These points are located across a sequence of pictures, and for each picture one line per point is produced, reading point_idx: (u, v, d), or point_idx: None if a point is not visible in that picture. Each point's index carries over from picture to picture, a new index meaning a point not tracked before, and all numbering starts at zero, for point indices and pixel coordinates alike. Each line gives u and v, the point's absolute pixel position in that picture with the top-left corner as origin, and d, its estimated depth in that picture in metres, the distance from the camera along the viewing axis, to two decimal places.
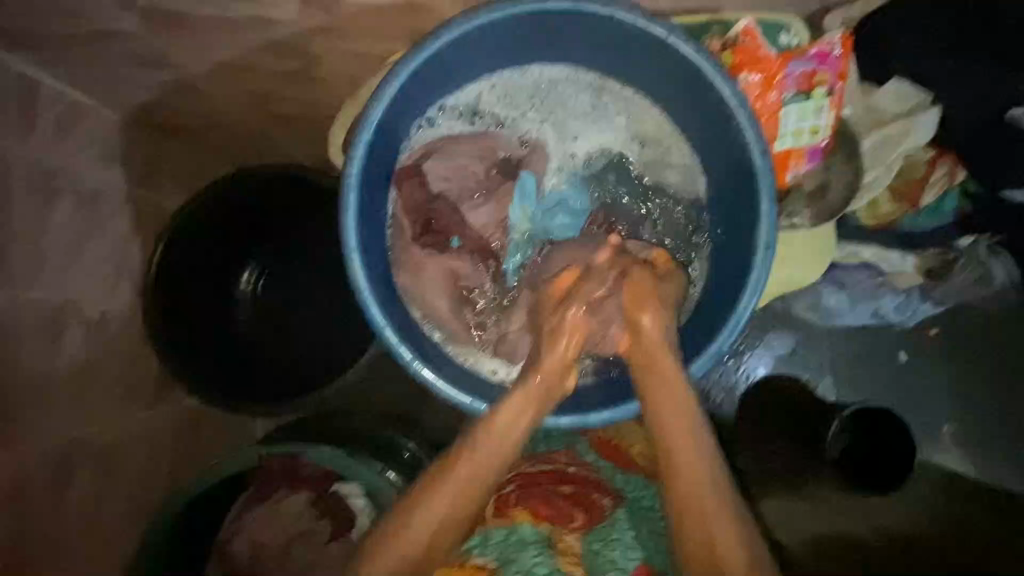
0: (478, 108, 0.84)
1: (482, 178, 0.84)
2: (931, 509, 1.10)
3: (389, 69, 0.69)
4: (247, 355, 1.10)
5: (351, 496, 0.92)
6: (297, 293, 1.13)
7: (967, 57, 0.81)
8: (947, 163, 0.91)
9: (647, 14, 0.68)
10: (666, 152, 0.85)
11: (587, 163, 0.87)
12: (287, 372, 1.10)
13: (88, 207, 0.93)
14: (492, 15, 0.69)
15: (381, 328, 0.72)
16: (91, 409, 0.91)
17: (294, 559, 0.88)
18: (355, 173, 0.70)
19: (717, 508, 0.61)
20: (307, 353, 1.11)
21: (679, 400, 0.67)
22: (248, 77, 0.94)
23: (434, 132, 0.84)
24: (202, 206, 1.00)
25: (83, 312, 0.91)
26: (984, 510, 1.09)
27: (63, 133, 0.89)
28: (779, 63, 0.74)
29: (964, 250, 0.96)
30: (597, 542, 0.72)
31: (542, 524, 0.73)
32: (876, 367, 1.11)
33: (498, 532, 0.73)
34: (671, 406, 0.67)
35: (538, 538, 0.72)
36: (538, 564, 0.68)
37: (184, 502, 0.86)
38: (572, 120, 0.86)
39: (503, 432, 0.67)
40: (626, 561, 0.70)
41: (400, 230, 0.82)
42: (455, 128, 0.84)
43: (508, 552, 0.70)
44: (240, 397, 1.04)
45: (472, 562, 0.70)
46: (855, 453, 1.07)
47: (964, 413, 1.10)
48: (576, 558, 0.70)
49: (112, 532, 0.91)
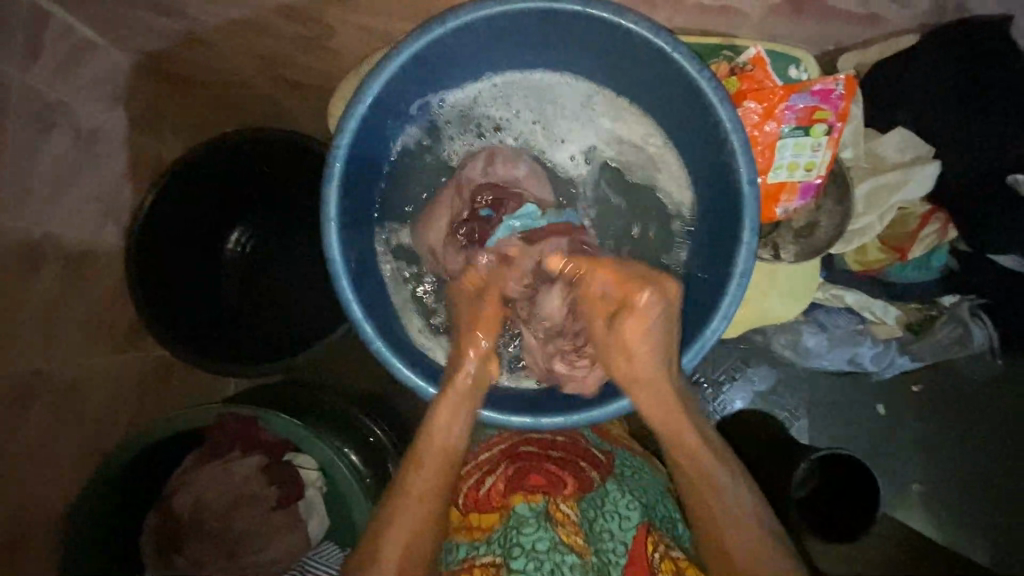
0: (473, 102, 0.86)
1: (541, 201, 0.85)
2: (898, 537, 1.17)
3: (391, 47, 0.70)
4: (230, 316, 1.10)
5: (305, 467, 0.95)
6: (287, 260, 1.13)
7: (977, 118, 0.82)
8: (940, 220, 0.91)
9: (656, 26, 0.68)
10: (650, 167, 0.87)
11: (587, 155, 0.90)
12: (275, 336, 1.10)
13: (84, 145, 0.93)
14: (499, 9, 0.70)
15: (347, 301, 0.74)
16: (62, 344, 0.91)
17: (233, 522, 0.90)
18: (345, 146, 0.73)
19: (723, 514, 0.68)
20: (272, 324, 1.11)
21: (686, 442, 0.70)
22: (261, 40, 0.92)
23: (436, 115, 0.86)
24: (195, 161, 0.97)
25: (65, 248, 0.91)
26: (944, 560, 1.15)
27: (64, 68, 0.88)
28: (780, 95, 0.76)
29: (946, 310, 0.96)
30: (591, 509, 0.74)
31: (536, 499, 0.73)
32: (854, 416, 1.17)
33: (499, 531, 0.73)
34: (677, 435, 0.71)
35: (534, 513, 0.72)
36: (540, 540, 0.69)
37: (123, 462, 0.86)
38: (562, 122, 0.88)
39: (441, 438, 0.72)
40: (625, 531, 0.72)
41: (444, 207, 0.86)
42: (455, 124, 0.87)
43: (509, 541, 0.70)
44: (207, 342, 1.04)
45: (480, 561, 0.71)
46: (825, 490, 1.10)
47: (931, 472, 1.16)
48: (575, 527, 0.72)
49: (54, 481, 0.89)
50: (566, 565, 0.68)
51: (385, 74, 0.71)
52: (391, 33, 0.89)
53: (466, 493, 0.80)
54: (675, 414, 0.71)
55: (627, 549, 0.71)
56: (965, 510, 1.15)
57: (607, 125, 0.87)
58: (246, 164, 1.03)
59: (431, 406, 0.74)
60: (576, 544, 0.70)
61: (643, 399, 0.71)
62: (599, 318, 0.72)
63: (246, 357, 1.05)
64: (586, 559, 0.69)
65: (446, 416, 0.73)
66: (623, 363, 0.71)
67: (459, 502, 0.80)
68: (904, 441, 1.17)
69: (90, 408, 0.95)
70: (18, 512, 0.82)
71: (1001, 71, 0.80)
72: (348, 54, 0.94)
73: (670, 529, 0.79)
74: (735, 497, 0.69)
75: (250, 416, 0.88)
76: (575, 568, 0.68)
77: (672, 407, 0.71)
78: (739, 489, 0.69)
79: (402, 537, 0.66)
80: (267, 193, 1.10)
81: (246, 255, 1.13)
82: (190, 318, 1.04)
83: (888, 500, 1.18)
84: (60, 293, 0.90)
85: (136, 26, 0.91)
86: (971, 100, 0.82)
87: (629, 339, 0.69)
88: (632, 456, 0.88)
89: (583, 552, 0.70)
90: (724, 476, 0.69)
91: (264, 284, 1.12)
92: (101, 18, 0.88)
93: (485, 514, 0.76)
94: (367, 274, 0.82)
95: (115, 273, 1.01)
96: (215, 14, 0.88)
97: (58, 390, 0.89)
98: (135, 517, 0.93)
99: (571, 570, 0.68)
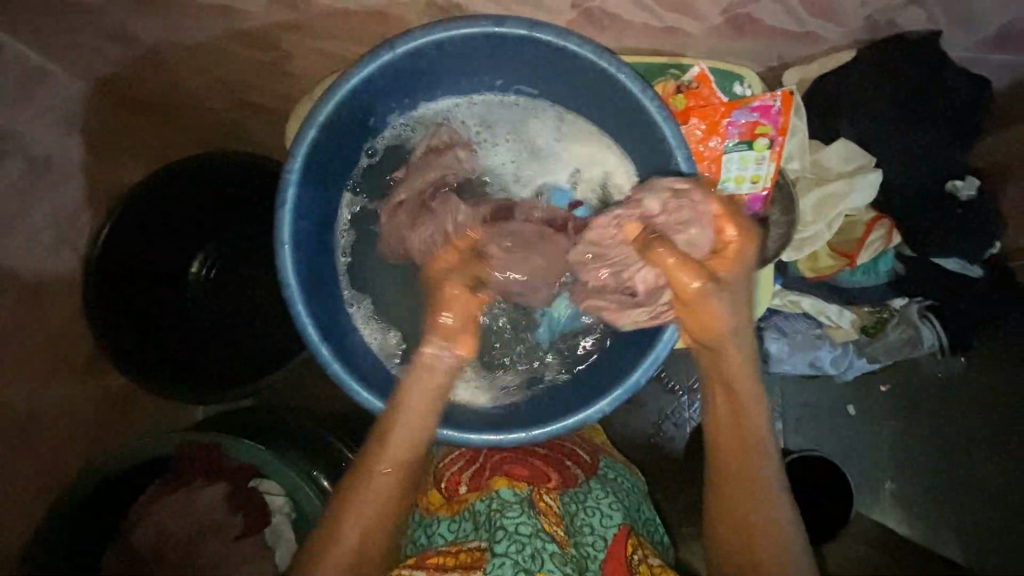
0: (449, 125, 0.89)
1: (542, 167, 0.91)
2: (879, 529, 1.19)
3: (341, 73, 0.72)
4: (213, 326, 1.09)
5: (270, 494, 0.93)
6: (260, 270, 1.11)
7: (921, 122, 0.88)
8: (885, 225, 0.95)
9: (600, 48, 0.71)
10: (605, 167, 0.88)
11: (547, 163, 0.91)
12: (270, 334, 1.10)
13: (41, 173, 0.91)
14: (445, 33, 0.72)
15: (303, 324, 0.75)
16: (16, 376, 0.88)
17: (201, 550, 0.89)
18: (297, 169, 0.74)
19: (759, 507, 0.66)
20: (263, 329, 1.10)
21: (750, 440, 0.68)
22: (221, 64, 0.92)
23: (411, 141, 0.89)
24: (180, 169, 0.96)
25: (18, 279, 0.89)
26: (925, 558, 1.16)
27: (17, 98, 0.87)
28: (723, 111, 0.82)
29: (897, 312, 1.00)
30: (572, 503, 0.75)
31: (520, 486, 0.74)
32: (825, 418, 1.20)
33: (479, 503, 0.73)
34: (741, 423, 0.69)
35: (518, 499, 0.72)
36: (522, 524, 0.68)
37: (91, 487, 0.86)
38: (518, 133, 0.90)
39: (396, 442, 0.69)
40: (605, 528, 0.73)
41: (423, 176, 0.87)
42: (441, 131, 0.88)
43: (493, 523, 0.69)
44: (180, 347, 1.06)
45: (468, 547, 0.70)
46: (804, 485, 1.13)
47: (901, 470, 1.18)
48: (556, 518, 0.72)
49: (28, 497, 0.89)
50: (547, 552, 0.67)
51: (333, 101, 0.73)
52: (350, 56, 0.90)
53: (448, 478, 0.80)
54: (751, 430, 0.69)
55: (606, 545, 0.71)
56: (937, 508, 1.17)
57: (553, 138, 0.89)
58: (233, 179, 1.02)
59: (390, 411, 0.71)
60: (557, 535, 0.70)
61: (722, 355, 0.69)
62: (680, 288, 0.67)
63: (245, 356, 1.08)
64: (567, 550, 0.69)
65: (407, 422, 0.70)
66: (710, 323, 0.68)
67: (440, 484, 0.80)
68: (871, 439, 1.19)
69: (52, 437, 0.93)
70: (17, 514, 0.87)
71: (949, 78, 0.85)
72: (308, 77, 0.94)
73: (652, 534, 0.82)
74: (779, 500, 0.67)
75: (211, 442, 0.87)
76: (556, 555, 0.66)
77: (743, 390, 0.69)
78: (781, 499, 0.67)
79: (371, 497, 0.66)
80: (267, 197, 1.04)
81: (210, 280, 1.09)
82: (168, 325, 1.06)
83: (861, 499, 1.20)
84: (16, 323, 0.89)
85: (92, 55, 0.90)
86: (926, 110, 0.87)
87: (718, 309, 0.67)
88: (615, 462, 0.89)
89: (563, 543, 0.69)
90: (773, 475, 0.67)
91: (265, 282, 1.11)
92: (55, 47, 0.88)
93: (461, 495, 0.76)
94: (321, 282, 0.83)
95: (77, 299, 1.00)
96: (174, 40, 0.88)
97: (19, 418, 0.88)
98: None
99: (552, 557, 0.66)
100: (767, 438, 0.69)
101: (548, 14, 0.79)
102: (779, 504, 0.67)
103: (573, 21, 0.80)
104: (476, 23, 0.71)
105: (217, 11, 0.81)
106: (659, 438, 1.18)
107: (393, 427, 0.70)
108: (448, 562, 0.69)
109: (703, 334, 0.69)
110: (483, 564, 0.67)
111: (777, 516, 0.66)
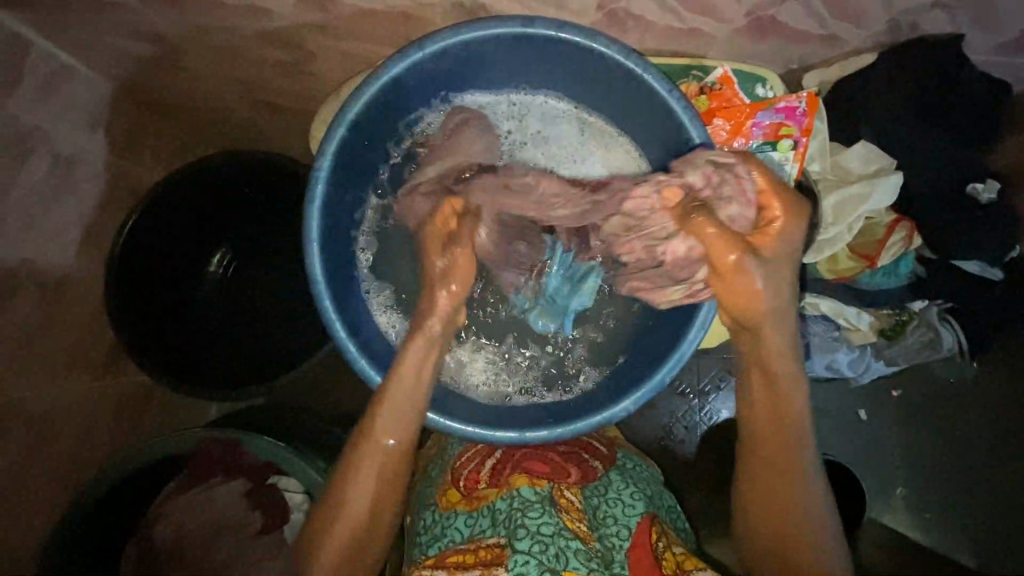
0: (480, 113, 0.87)
1: (562, 151, 0.91)
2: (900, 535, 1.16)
3: (374, 70, 0.73)
4: (223, 331, 1.09)
5: (288, 490, 0.95)
6: (274, 269, 1.11)
7: (935, 125, 0.89)
8: (906, 228, 0.95)
9: (627, 49, 0.71)
10: (619, 155, 0.89)
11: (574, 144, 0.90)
12: (270, 334, 1.10)
13: (63, 170, 0.92)
14: (475, 33, 0.72)
15: (330, 319, 0.76)
16: (36, 370, 0.89)
17: (218, 548, 0.87)
18: (326, 167, 0.75)
19: (799, 497, 0.67)
20: (262, 333, 1.10)
21: (788, 430, 0.68)
22: (243, 64, 0.93)
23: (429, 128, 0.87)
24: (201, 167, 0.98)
25: (39, 275, 0.89)
26: None
27: (43, 95, 0.87)
28: (748, 112, 0.84)
29: (916, 314, 1.00)
30: (595, 496, 0.76)
31: (541, 484, 0.74)
32: (835, 423, 1.19)
33: (501, 504, 0.73)
34: (780, 409, 0.68)
35: (538, 497, 0.72)
36: (544, 524, 0.68)
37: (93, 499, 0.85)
38: (537, 121, 0.90)
39: (385, 440, 0.68)
40: (628, 516, 0.73)
41: (444, 157, 0.85)
42: (460, 113, 0.86)
43: (514, 523, 0.69)
44: (198, 345, 1.07)
45: (486, 543, 0.70)
46: None
47: (914, 475, 1.18)
48: (578, 513, 0.72)
49: (43, 495, 0.89)
50: (570, 550, 0.67)
51: (362, 100, 0.74)
52: (373, 56, 0.90)
53: (465, 476, 0.80)
54: (792, 421, 0.68)
55: (630, 533, 0.71)
56: (950, 512, 1.16)
57: (574, 124, 0.89)
58: (247, 177, 1.02)
59: (371, 408, 0.70)
60: (580, 530, 0.70)
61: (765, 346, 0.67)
62: (720, 255, 0.64)
63: (244, 356, 1.09)
64: (591, 544, 0.69)
65: (390, 417, 0.69)
66: (755, 293, 0.64)
67: (458, 482, 0.80)
68: (883, 443, 1.19)
69: (69, 432, 0.93)
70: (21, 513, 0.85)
71: (968, 81, 0.85)
72: (329, 77, 0.95)
73: (675, 519, 0.82)
74: (819, 497, 0.68)
75: (234, 441, 0.88)
76: (579, 552, 0.67)
77: (782, 379, 0.68)
78: (819, 489, 0.68)
79: (365, 498, 0.67)
80: (269, 195, 1.05)
81: (227, 276, 1.11)
82: (175, 324, 1.06)
83: (874, 504, 1.19)
84: (37, 319, 0.89)
85: (117, 54, 0.91)
86: (939, 115, 0.89)
87: (755, 279, 0.64)
88: (631, 454, 0.88)
89: (587, 538, 0.70)
90: (809, 466, 0.68)
91: (266, 281, 1.11)
92: (81, 46, 0.88)
93: (480, 492, 0.77)
94: (346, 279, 0.84)
95: (96, 296, 1.01)
96: (198, 39, 0.88)
97: (34, 415, 0.87)
98: (135, 516, 0.93)
99: (575, 555, 0.67)
100: (806, 424, 0.68)
101: (572, 15, 0.80)
102: (818, 501, 0.67)
103: (595, 21, 0.81)
104: (504, 24, 0.72)
105: (243, 10, 0.82)
106: (670, 441, 1.18)
107: (374, 426, 0.69)
108: (468, 560, 0.69)
109: (747, 311, 0.66)
110: (504, 560, 0.67)
111: (816, 511, 0.67)
